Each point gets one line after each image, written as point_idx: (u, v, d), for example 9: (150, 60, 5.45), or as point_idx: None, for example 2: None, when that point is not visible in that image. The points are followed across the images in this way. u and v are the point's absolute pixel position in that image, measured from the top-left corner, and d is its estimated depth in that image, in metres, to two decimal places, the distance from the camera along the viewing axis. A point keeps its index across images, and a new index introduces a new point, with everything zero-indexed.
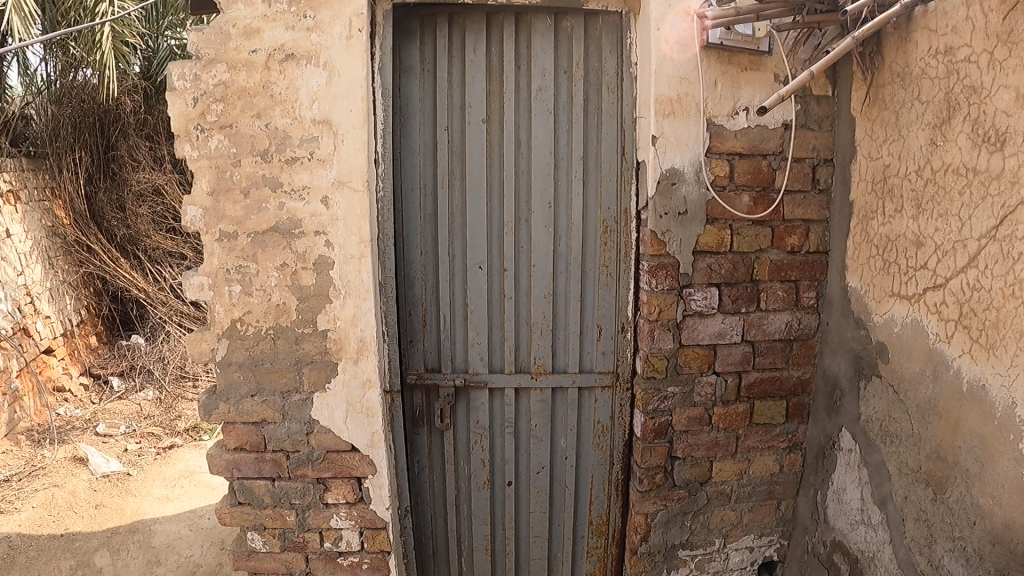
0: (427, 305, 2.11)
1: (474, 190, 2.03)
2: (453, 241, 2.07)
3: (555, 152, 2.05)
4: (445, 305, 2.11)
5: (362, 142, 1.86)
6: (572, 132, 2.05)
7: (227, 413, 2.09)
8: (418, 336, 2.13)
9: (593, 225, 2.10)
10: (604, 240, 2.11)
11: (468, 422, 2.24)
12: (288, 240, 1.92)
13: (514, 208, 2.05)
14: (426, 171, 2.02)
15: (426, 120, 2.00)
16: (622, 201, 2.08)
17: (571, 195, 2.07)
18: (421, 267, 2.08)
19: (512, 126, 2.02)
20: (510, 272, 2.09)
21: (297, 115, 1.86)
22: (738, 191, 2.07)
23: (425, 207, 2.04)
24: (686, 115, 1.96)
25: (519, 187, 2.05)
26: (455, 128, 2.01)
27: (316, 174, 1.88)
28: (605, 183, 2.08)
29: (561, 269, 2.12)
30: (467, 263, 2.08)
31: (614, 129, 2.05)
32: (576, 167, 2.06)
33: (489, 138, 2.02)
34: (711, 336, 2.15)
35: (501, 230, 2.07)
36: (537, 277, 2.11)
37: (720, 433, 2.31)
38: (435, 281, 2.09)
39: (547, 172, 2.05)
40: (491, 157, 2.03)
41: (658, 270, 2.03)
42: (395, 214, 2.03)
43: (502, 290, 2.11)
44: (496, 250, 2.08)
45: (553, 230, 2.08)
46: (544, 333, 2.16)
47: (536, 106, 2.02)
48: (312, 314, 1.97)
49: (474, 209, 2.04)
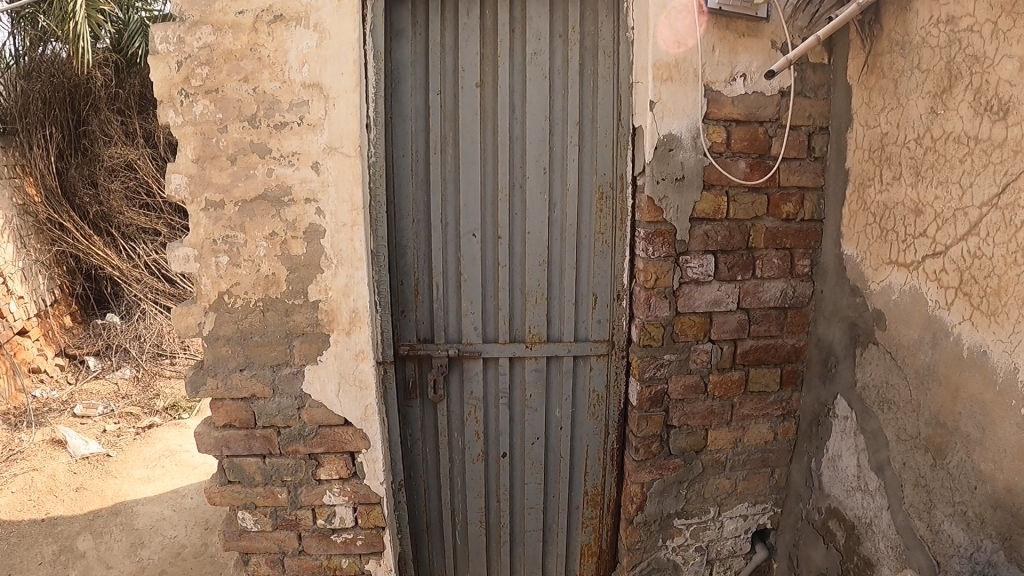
0: (418, 275, 2.05)
1: (467, 156, 1.97)
2: (445, 209, 2.00)
3: (549, 117, 1.99)
4: (438, 275, 2.05)
5: (353, 107, 1.79)
6: (568, 97, 1.99)
7: (215, 389, 2.04)
8: (410, 307, 2.07)
9: (588, 191, 2.05)
10: (599, 207, 2.05)
11: (461, 393, 2.20)
12: (276, 209, 1.85)
13: (509, 174, 2.00)
14: (417, 137, 1.95)
15: (418, 85, 1.93)
16: (618, 166, 2.03)
17: (567, 161, 2.01)
18: (412, 235, 2.01)
19: (506, 90, 1.95)
20: (505, 240, 2.03)
21: (286, 78, 1.79)
22: (735, 157, 2.05)
23: (416, 173, 1.97)
24: (683, 80, 1.92)
25: (514, 152, 1.99)
26: (447, 92, 1.94)
27: (306, 140, 1.81)
28: (601, 149, 2.02)
29: (556, 236, 2.06)
30: (460, 230, 2.02)
31: (610, 95, 2.00)
32: (572, 132, 2.00)
33: (483, 103, 1.96)
34: (707, 304, 2.13)
35: (495, 197, 2.01)
36: (532, 245, 2.05)
37: (715, 402, 2.31)
38: (427, 250, 2.03)
39: (541, 137, 1.99)
40: (484, 122, 1.97)
41: (654, 237, 1.99)
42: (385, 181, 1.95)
43: (496, 258, 2.05)
44: (489, 218, 2.02)
45: (547, 197, 2.02)
46: (538, 302, 2.09)
47: (531, 70, 1.96)
48: (303, 285, 1.91)
49: (467, 176, 1.98)
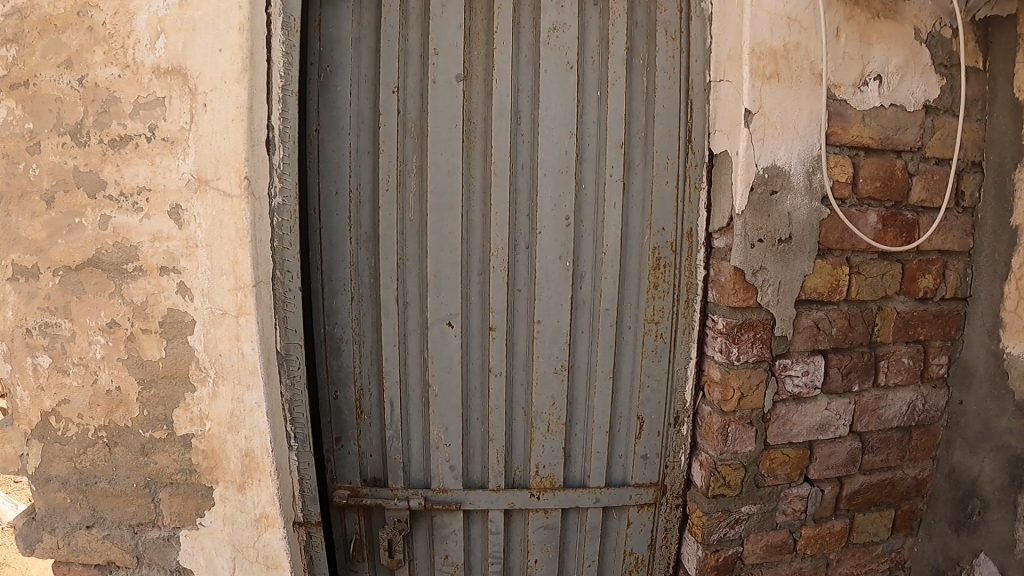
0: (363, 384, 1.25)
1: (439, 195, 1.17)
2: (404, 280, 1.20)
3: (580, 134, 1.18)
4: (392, 387, 1.24)
5: (239, 110, 1.05)
6: (609, 100, 1.18)
7: (55, 550, 1.25)
8: (350, 434, 1.27)
9: (639, 254, 1.24)
10: (653, 283, 1.25)
11: (431, 558, 1.38)
12: (118, 284, 1.11)
13: (511, 225, 1.18)
14: (360, 163, 1.17)
15: (360, 78, 1.15)
16: (688, 214, 1.24)
17: (606, 206, 1.20)
18: (351, 323, 1.21)
19: (507, 89, 1.15)
20: (506, 333, 1.22)
21: (130, 61, 1.06)
22: (862, 206, 1.34)
23: (354, 220, 1.18)
24: (796, 81, 1.19)
25: (517, 190, 1.18)
26: (409, 91, 1.16)
27: (159, 166, 1.07)
28: (659, 187, 1.22)
29: (584, 327, 1.24)
30: (427, 314, 1.21)
31: (677, 102, 1.21)
32: (611, 160, 1.19)
33: (466, 108, 1.16)
34: (809, 431, 1.42)
35: (486, 264, 1.19)
36: (544, 343, 1.23)
37: (805, 562, 1.57)
38: (375, 347, 1.23)
39: (564, 167, 1.17)
40: (468, 140, 1.16)
41: (742, 331, 1.23)
42: (301, 232, 1.16)
43: (486, 362, 1.24)
44: (474, 296, 1.21)
45: (571, 265, 1.20)
46: (551, 430, 1.29)
47: (546, 54, 1.16)
48: (166, 408, 1.16)
49: (436, 226, 1.18)
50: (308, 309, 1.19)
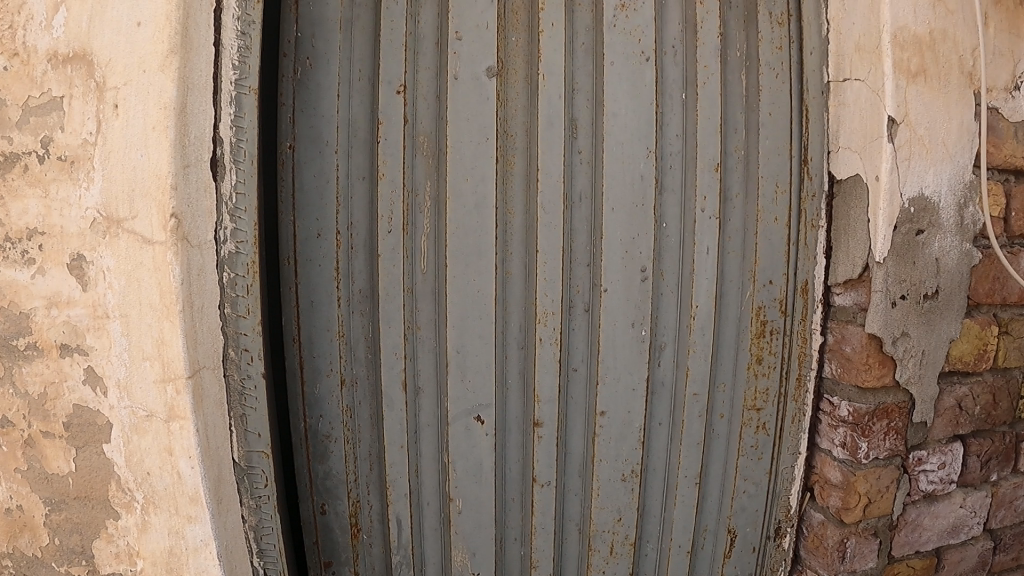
0: (358, 494, 0.89)
1: (463, 238, 0.82)
2: (415, 358, 0.85)
3: (661, 153, 0.84)
4: (400, 500, 0.89)
5: (164, 114, 0.70)
6: (699, 105, 0.85)
7: None
8: (344, 560, 0.91)
9: (742, 314, 0.88)
10: (756, 356, 0.89)
11: None
12: (8, 367, 0.77)
13: (568, 280, 0.84)
14: (352, 194, 0.83)
15: (349, 76, 0.82)
16: (803, 259, 0.90)
17: (697, 252, 0.86)
18: (342, 416, 0.87)
19: (558, 89, 0.82)
20: (559, 432, 0.87)
21: (19, 48, 0.73)
22: (1013, 249, 1.02)
23: (343, 271, 0.84)
24: (948, 83, 0.87)
25: (572, 230, 0.83)
26: (419, 94, 0.82)
27: (53, 200, 0.73)
28: (763, 225, 0.87)
29: (661, 416, 0.88)
30: (446, 404, 0.86)
31: (788, 109, 0.88)
32: (703, 188, 0.85)
33: (500, 115, 0.82)
34: (937, 537, 1.06)
35: (530, 336, 0.85)
36: (609, 442, 0.87)
37: None
38: (374, 450, 0.88)
39: (639, 199, 0.84)
40: (502, 161, 0.82)
41: (875, 419, 0.89)
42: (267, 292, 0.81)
43: (528, 467, 0.88)
44: (505, 377, 0.86)
45: (648, 336, 0.86)
46: (617, 552, 0.92)
47: (613, 42, 0.83)
48: (81, 539, 0.81)
49: (459, 280, 0.83)
50: (275, 398, 0.83)
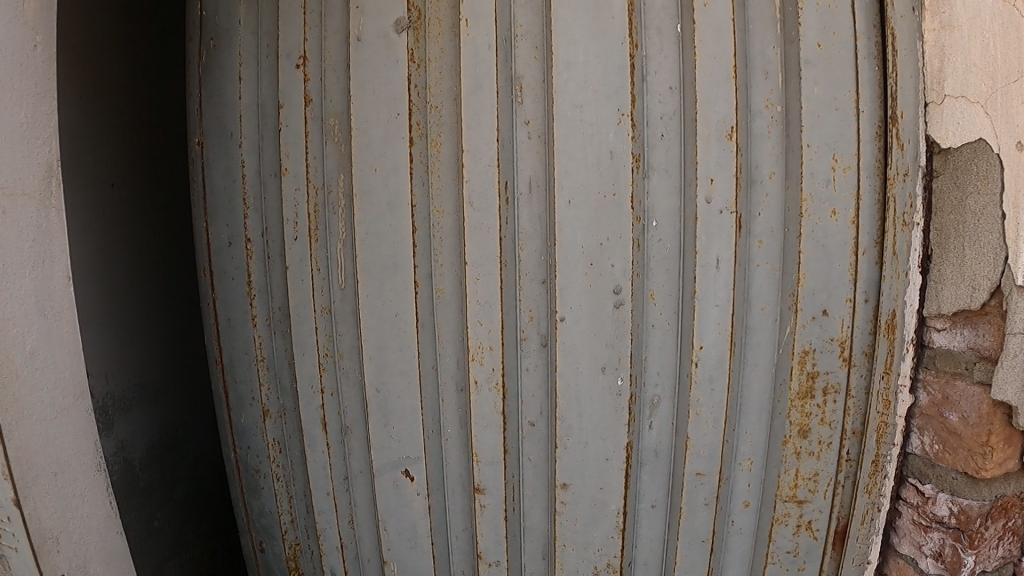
0: (295, 535, 0.75)
1: (375, 244, 0.63)
2: (338, 394, 0.68)
3: (645, 119, 0.56)
4: (334, 554, 0.73)
5: None
6: (694, 40, 0.55)
7: None
8: None
9: (776, 361, 0.57)
10: (801, 425, 0.58)
11: None
12: None
13: (511, 307, 0.60)
14: (259, 190, 0.67)
15: (248, 46, 0.66)
16: (888, 278, 0.55)
17: (697, 265, 0.57)
18: (269, 452, 0.73)
19: (489, 35, 0.58)
20: (511, 503, 0.65)
21: None
22: None
23: (259, 283, 0.68)
24: None
25: (517, 233, 0.59)
26: (320, 61, 0.63)
27: None
28: (809, 224, 0.55)
29: (653, 497, 0.62)
30: (372, 454, 0.68)
31: (855, 36, 0.54)
32: (707, 167, 0.55)
33: (415, 81, 0.61)
34: None
35: (464, 372, 0.63)
36: (575, 526, 0.64)
37: None
38: (302, 496, 0.73)
39: (605, 187, 0.56)
40: (420, 143, 0.61)
41: (989, 520, 0.59)
42: (109, 325, 0.66)
43: (473, 541, 0.67)
44: (436, 427, 0.65)
45: (630, 387, 0.59)
46: None
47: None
48: None
49: (371, 301, 0.64)
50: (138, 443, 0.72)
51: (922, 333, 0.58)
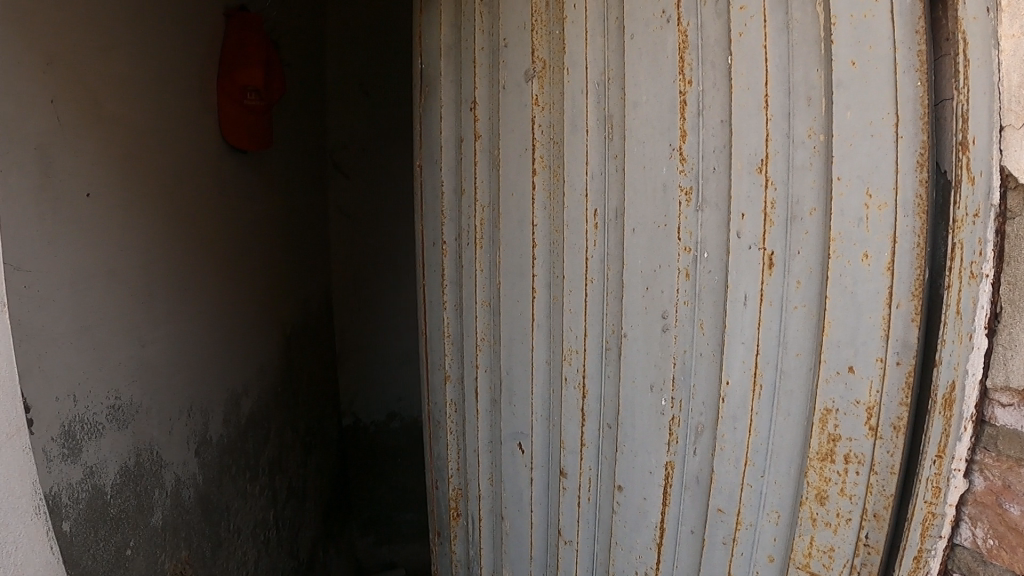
0: (458, 482, 0.83)
1: (510, 251, 0.69)
2: (486, 369, 0.75)
3: (698, 151, 0.51)
4: (472, 503, 0.81)
5: None
6: (733, 74, 0.49)
7: None
8: (445, 537, 0.87)
9: (799, 409, 0.47)
10: (820, 490, 0.47)
11: None
12: None
13: (596, 315, 0.62)
14: (451, 188, 0.75)
15: (448, 94, 0.75)
16: (947, 341, 0.39)
17: (729, 302, 0.50)
18: (448, 408, 0.82)
19: (582, 82, 0.60)
20: (584, 493, 0.66)
21: None
22: None
23: (450, 282, 0.77)
24: None
25: (605, 255, 0.60)
26: (488, 104, 0.70)
27: None
28: (837, 265, 0.44)
29: (692, 522, 0.56)
30: (496, 423, 0.75)
31: (893, 48, 0.40)
32: (740, 200, 0.49)
33: (540, 122, 0.64)
34: None
35: (562, 373, 0.66)
36: (626, 526, 0.62)
37: None
38: (460, 448, 0.82)
39: (658, 217, 0.54)
40: (542, 174, 0.65)
41: None
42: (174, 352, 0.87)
43: (552, 518, 0.71)
44: (545, 412, 0.69)
45: (672, 407, 0.56)
46: None
47: (635, 9, 0.56)
48: None
49: (510, 306, 0.70)
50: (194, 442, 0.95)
51: (985, 402, 0.40)
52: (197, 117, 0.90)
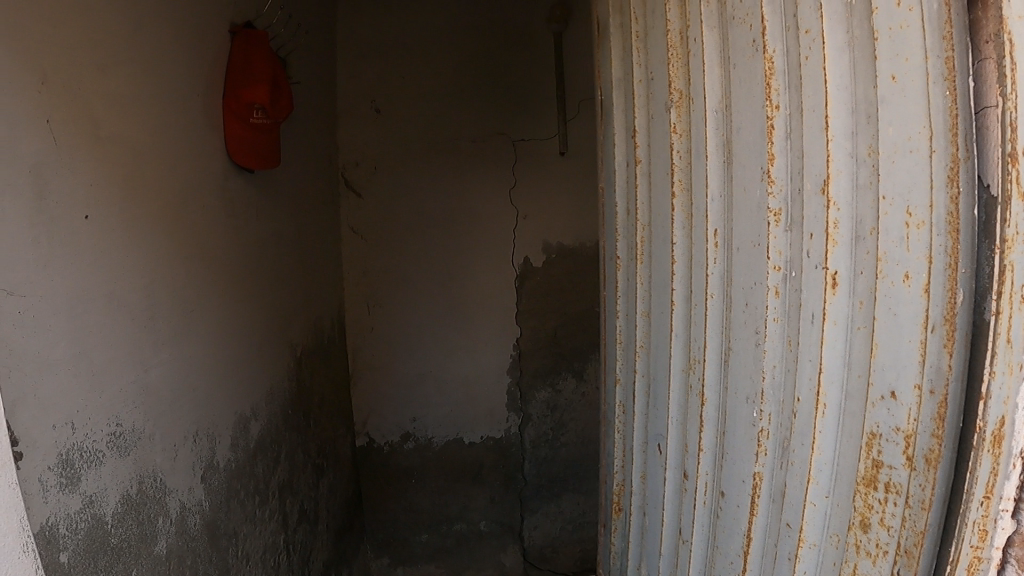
0: (621, 477, 0.87)
1: (657, 262, 0.71)
2: (642, 372, 0.78)
3: (788, 171, 0.49)
4: (628, 498, 0.85)
5: None
6: (801, 97, 0.47)
7: None
8: (608, 525, 0.92)
9: (848, 429, 0.45)
10: (863, 517, 0.44)
11: None
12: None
13: (715, 331, 0.61)
14: (622, 204, 0.80)
15: (619, 120, 0.79)
16: (996, 374, 0.34)
17: (802, 320, 0.48)
18: (617, 408, 0.87)
19: (702, 111, 0.60)
20: (701, 498, 0.65)
21: None
22: None
23: (621, 294, 0.82)
24: None
25: (722, 273, 0.59)
26: (645, 128, 0.72)
27: None
28: (884, 285, 0.40)
29: (770, 540, 0.54)
30: (646, 423, 0.77)
31: (924, 57, 0.37)
32: (809, 221, 0.47)
33: (678, 149, 0.65)
34: None
35: (688, 380, 0.66)
36: (724, 532, 0.61)
37: None
38: (624, 445, 0.86)
39: (753, 236, 0.54)
40: (681, 198, 0.65)
41: None
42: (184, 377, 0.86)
43: (677, 521, 0.71)
44: (677, 417, 0.69)
45: (762, 420, 0.54)
46: None
47: (736, 39, 0.55)
48: None
49: (658, 321, 0.72)
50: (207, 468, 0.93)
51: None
52: (198, 139, 0.89)
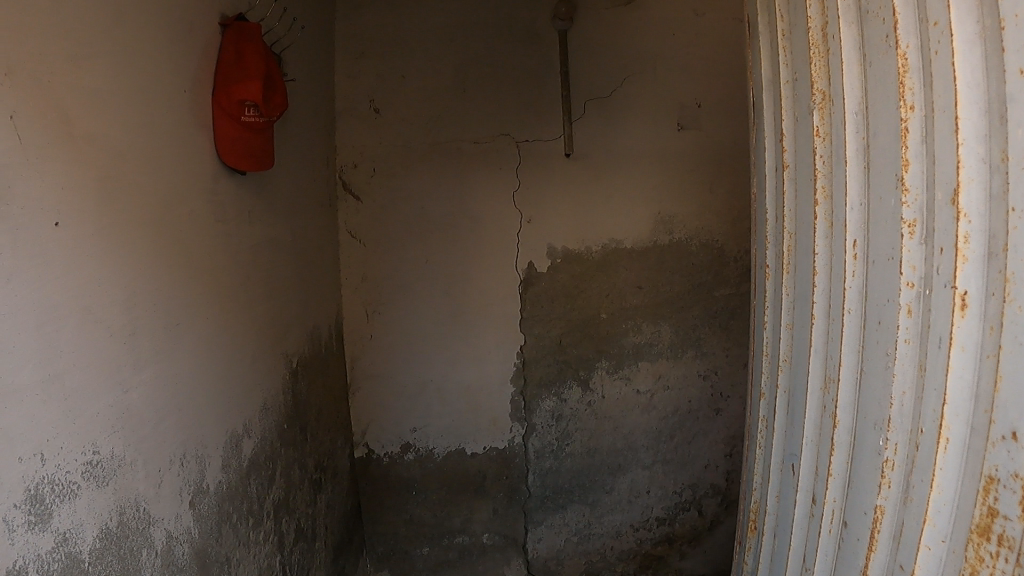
0: (758, 496, 0.77)
1: (800, 271, 0.64)
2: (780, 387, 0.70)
3: (925, 179, 0.45)
4: (762, 522, 0.77)
5: None
6: (932, 96, 0.44)
7: None
8: (741, 547, 0.83)
9: (965, 465, 0.43)
10: (974, 567, 0.43)
11: None
12: None
13: (851, 350, 0.55)
14: (771, 201, 0.71)
15: (770, 107, 0.70)
16: None
17: (929, 343, 0.45)
18: (759, 428, 0.77)
19: (843, 113, 0.55)
20: (832, 526, 0.59)
21: None
22: None
23: (770, 306, 0.72)
24: None
25: (862, 290, 0.53)
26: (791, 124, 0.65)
27: None
28: (1010, 312, 0.39)
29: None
30: (780, 441, 0.70)
31: None
32: (939, 234, 0.44)
33: (820, 152, 0.59)
34: None
35: (824, 400, 0.60)
36: (844, 561, 0.57)
37: None
38: (763, 465, 0.76)
39: (887, 249, 0.50)
40: (823, 205, 0.59)
41: None
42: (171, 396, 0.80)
43: (805, 548, 0.65)
44: (813, 437, 0.62)
45: (887, 449, 0.50)
46: None
47: (873, 39, 0.51)
48: None
49: (798, 338, 0.65)
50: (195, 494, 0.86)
51: None
52: (183, 140, 0.83)
